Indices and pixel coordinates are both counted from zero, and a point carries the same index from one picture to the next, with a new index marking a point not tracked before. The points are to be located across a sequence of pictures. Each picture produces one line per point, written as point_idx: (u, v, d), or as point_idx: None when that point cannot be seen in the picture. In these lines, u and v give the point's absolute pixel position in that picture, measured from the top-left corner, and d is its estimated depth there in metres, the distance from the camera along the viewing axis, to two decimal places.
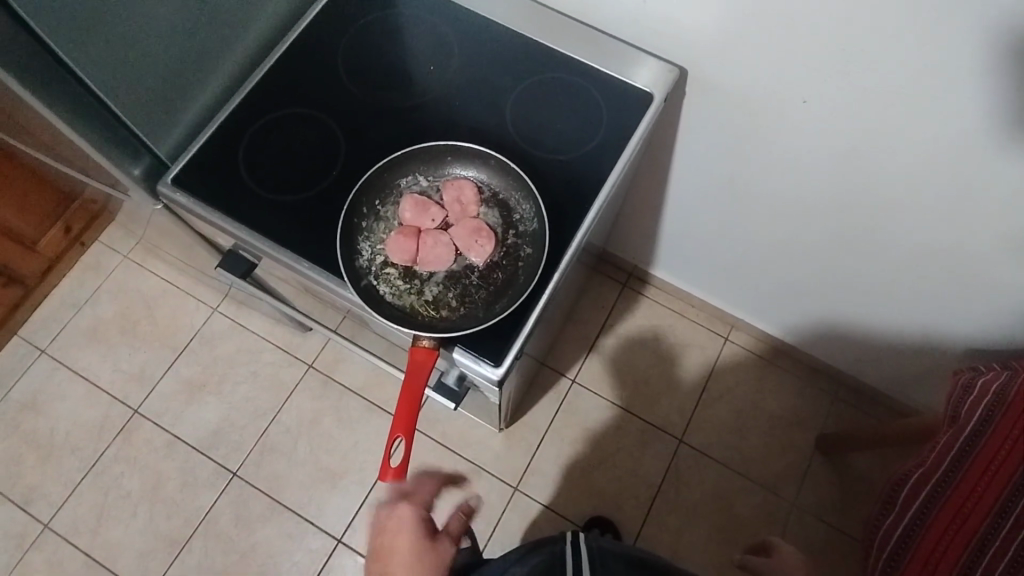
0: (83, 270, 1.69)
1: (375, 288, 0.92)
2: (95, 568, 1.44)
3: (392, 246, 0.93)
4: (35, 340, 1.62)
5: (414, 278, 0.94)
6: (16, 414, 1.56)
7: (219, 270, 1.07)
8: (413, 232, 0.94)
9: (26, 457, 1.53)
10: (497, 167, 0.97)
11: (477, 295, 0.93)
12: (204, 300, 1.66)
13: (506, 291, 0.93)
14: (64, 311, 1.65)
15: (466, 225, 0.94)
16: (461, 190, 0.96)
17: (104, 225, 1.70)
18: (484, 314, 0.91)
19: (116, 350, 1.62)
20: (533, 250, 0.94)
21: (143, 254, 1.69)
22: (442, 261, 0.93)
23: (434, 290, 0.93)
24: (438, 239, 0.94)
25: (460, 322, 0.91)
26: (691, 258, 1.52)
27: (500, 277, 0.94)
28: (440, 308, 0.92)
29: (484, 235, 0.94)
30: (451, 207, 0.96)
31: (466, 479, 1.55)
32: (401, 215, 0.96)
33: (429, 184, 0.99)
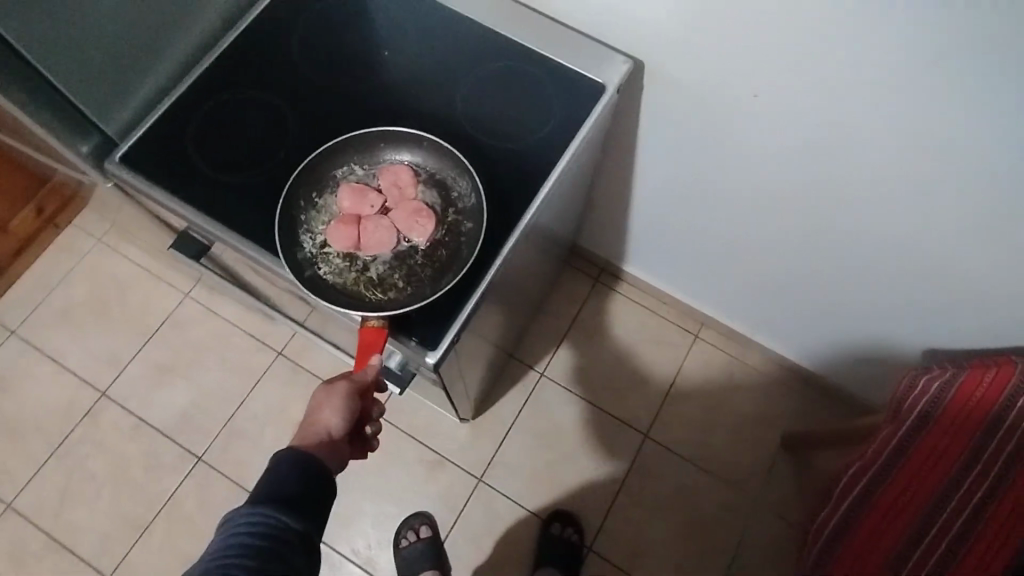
0: (55, 251, 1.68)
1: (316, 277, 0.89)
2: (59, 550, 1.45)
3: (331, 235, 0.90)
4: (4, 321, 1.62)
5: (357, 265, 0.90)
6: None
7: (174, 252, 1.03)
8: (352, 220, 0.91)
9: None
10: (432, 149, 0.95)
11: (422, 274, 0.90)
12: (176, 285, 1.66)
13: (450, 266, 0.90)
14: (33, 292, 1.65)
15: (406, 207, 0.92)
16: (397, 175, 0.94)
17: (78, 210, 1.70)
18: (429, 292, 0.89)
19: (85, 332, 1.62)
20: (474, 224, 0.92)
21: (115, 237, 1.68)
22: (385, 244, 0.90)
23: (379, 272, 0.90)
24: (379, 223, 0.91)
25: (406, 302, 0.88)
26: (661, 253, 1.51)
27: (444, 254, 0.91)
28: (384, 290, 0.89)
29: (426, 215, 0.91)
30: (390, 192, 0.93)
31: (431, 469, 1.55)
32: (338, 204, 0.92)
33: (363, 170, 0.95)
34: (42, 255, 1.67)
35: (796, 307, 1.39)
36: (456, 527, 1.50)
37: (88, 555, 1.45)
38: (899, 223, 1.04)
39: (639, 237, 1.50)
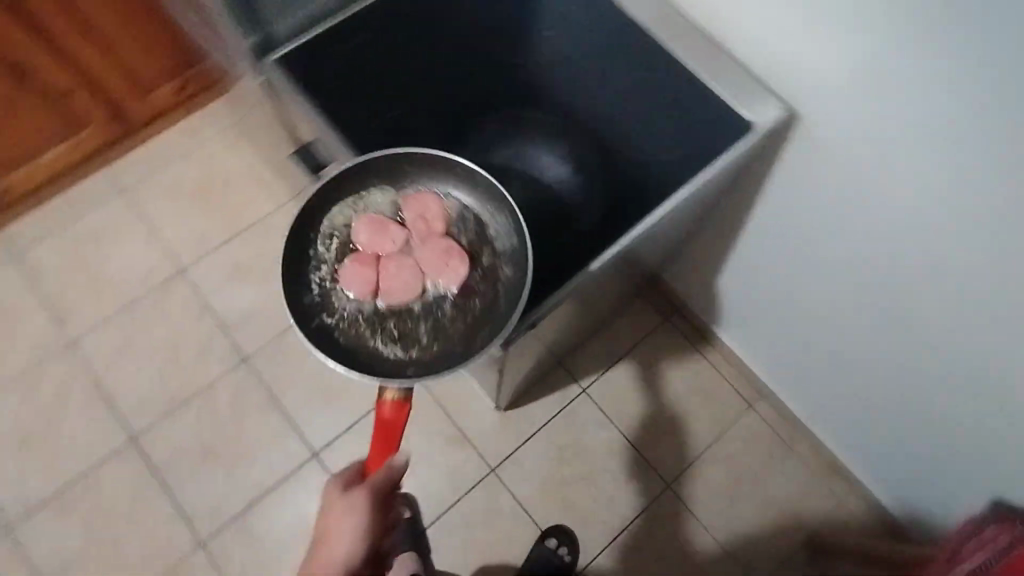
0: (181, 127, 1.78)
1: (331, 325, 0.92)
2: (100, 399, 1.55)
3: (349, 279, 0.93)
4: (119, 177, 1.73)
5: (379, 310, 0.93)
6: (81, 239, 1.68)
7: (292, 162, 1.07)
8: (371, 260, 0.94)
9: (76, 280, 1.64)
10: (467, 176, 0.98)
11: (451, 325, 0.94)
12: (276, 193, 1.73)
13: (484, 317, 0.94)
14: (151, 160, 1.75)
15: (432, 244, 0.95)
16: (424, 205, 0.98)
17: (215, 98, 1.80)
18: (458, 348, 0.93)
19: (185, 210, 1.71)
20: (512, 271, 0.96)
21: (237, 133, 1.78)
22: (407, 286, 0.93)
23: (396, 323, 0.93)
24: (401, 263, 0.94)
25: (430, 358, 0.93)
26: (746, 317, 1.46)
27: (477, 305, 0.95)
28: (403, 344, 0.93)
29: (456, 255, 0.95)
30: (415, 228, 0.96)
31: (450, 443, 1.55)
32: (356, 236, 0.95)
33: (386, 195, 0.98)
34: (172, 126, 1.77)
35: (865, 411, 1.32)
36: (456, 508, 1.50)
37: (122, 413, 1.53)
38: (1011, 366, 0.95)
39: (727, 291, 1.44)
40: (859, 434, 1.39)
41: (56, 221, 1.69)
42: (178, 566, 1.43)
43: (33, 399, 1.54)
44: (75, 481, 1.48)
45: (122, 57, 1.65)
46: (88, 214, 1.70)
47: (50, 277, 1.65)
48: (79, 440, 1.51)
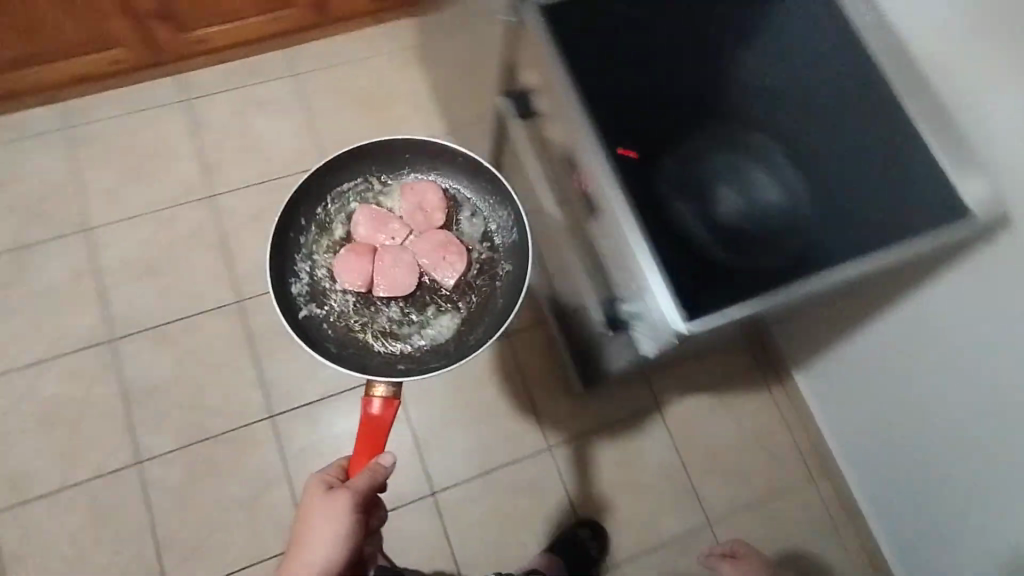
0: (366, 33, 1.85)
1: (323, 317, 1.14)
2: (221, 254, 1.64)
3: (344, 270, 1.15)
4: (297, 60, 1.81)
5: (371, 301, 1.17)
6: (248, 105, 1.77)
7: (502, 100, 1.09)
8: (368, 254, 1.17)
9: (232, 140, 1.74)
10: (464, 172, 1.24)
11: (441, 314, 1.18)
12: (432, 124, 1.82)
13: (481, 309, 1.19)
14: (330, 54, 1.83)
15: (426, 237, 1.20)
16: (421, 197, 1.21)
17: (404, 16, 1.86)
18: (451, 337, 1.16)
19: (347, 111, 1.80)
20: (510, 267, 1.21)
21: (414, 57, 1.85)
22: (404, 275, 1.17)
23: (387, 311, 1.18)
24: (397, 255, 1.18)
25: (421, 345, 1.16)
26: (865, 406, 1.41)
27: (473, 299, 1.20)
28: (393, 334, 1.17)
29: (452, 250, 1.19)
30: (410, 221, 1.21)
31: (518, 409, 1.59)
32: (354, 229, 1.19)
33: (380, 190, 1.23)
34: (359, 30, 1.85)
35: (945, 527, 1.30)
36: (505, 468, 1.55)
37: (237, 274, 1.62)
38: None
39: (857, 377, 1.40)
40: (950, 566, 1.32)
41: (231, 80, 1.77)
42: (243, 427, 1.51)
43: (163, 233, 1.63)
44: (178, 318, 1.57)
45: None
46: (261, 84, 1.79)
47: (210, 129, 1.74)
48: (193, 283, 1.60)
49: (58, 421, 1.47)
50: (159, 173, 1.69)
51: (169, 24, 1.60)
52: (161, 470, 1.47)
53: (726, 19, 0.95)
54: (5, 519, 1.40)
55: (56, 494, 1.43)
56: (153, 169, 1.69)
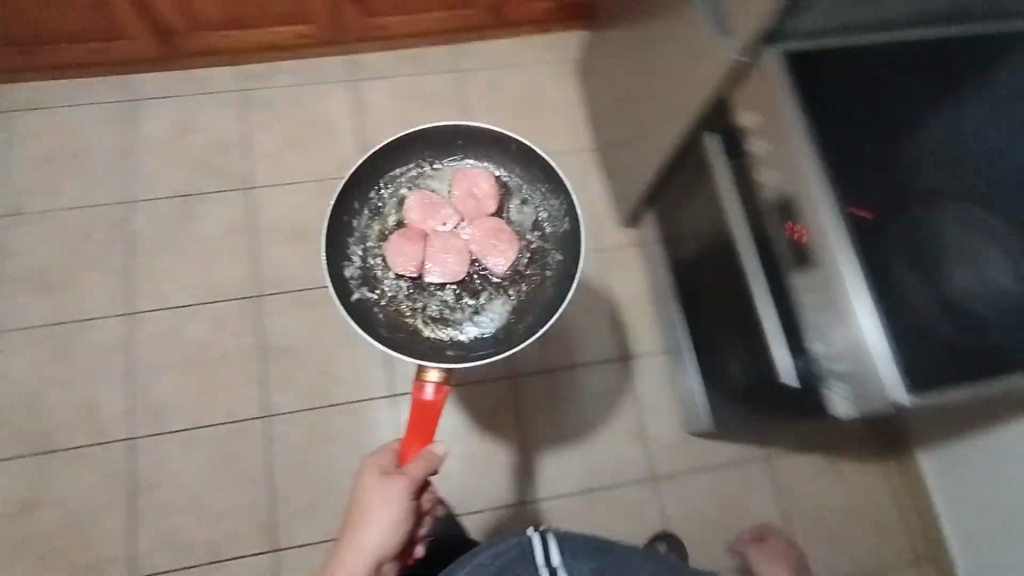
0: (529, 40, 1.89)
1: (373, 303, 1.12)
2: None
3: (396, 254, 1.11)
4: (461, 57, 1.87)
5: (420, 287, 1.14)
6: (410, 93, 1.83)
7: (708, 137, 1.09)
8: (419, 238, 1.13)
9: (390, 125, 1.80)
10: (517, 156, 1.18)
11: (492, 303, 1.14)
12: (579, 137, 1.85)
13: (532, 301, 1.14)
14: (493, 56, 1.88)
15: (479, 224, 1.15)
16: (473, 181, 1.16)
17: (569, 28, 1.90)
18: (500, 329, 1.13)
19: (500, 113, 1.84)
20: (562, 256, 1.15)
21: (572, 70, 1.89)
22: (456, 263, 1.13)
23: (437, 297, 1.14)
24: (447, 241, 1.14)
25: (471, 336, 1.12)
26: (997, 509, 1.35)
27: (524, 288, 1.15)
28: (443, 322, 1.13)
29: (503, 237, 1.14)
30: (460, 206, 1.16)
31: (628, 433, 1.61)
32: (405, 213, 1.15)
33: (430, 173, 1.19)
34: (525, 36, 1.89)
35: None
36: (607, 489, 1.56)
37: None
38: None
39: (994, 480, 1.34)
40: None
41: (397, 68, 1.84)
42: (364, 401, 1.55)
43: (316, 203, 1.70)
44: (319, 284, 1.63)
45: None
46: (425, 76, 1.84)
47: (371, 111, 1.80)
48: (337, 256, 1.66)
49: (198, 363, 1.54)
50: (319, 144, 1.75)
51: (359, 3, 1.64)
52: (284, 429, 1.52)
53: (961, 96, 0.94)
54: (139, 447, 1.47)
55: (187, 432, 1.49)
56: (313, 140, 1.76)
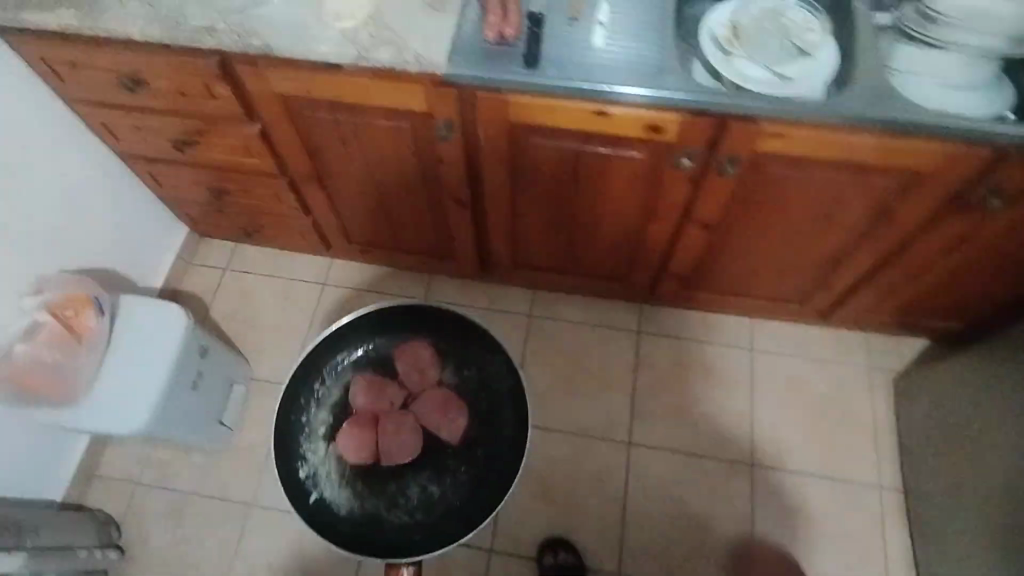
0: (839, 337, 1.69)
1: (342, 486, 1.40)
2: (616, 509, 1.55)
3: (353, 446, 1.40)
4: (758, 338, 1.70)
5: (375, 471, 1.42)
6: (694, 362, 1.68)
7: None
8: (370, 419, 1.42)
9: (664, 390, 1.66)
10: (448, 330, 1.42)
11: (446, 477, 1.39)
12: (882, 467, 1.57)
13: (488, 469, 1.36)
14: (794, 345, 1.69)
15: (423, 396, 1.42)
16: (416, 354, 1.41)
17: (890, 336, 1.67)
18: (440, 497, 1.37)
19: (792, 412, 1.63)
20: (510, 413, 1.38)
21: (885, 385, 1.64)
22: (407, 442, 1.40)
23: (392, 477, 1.40)
24: (401, 419, 1.41)
25: (420, 505, 1.37)
26: None
27: (478, 454, 1.38)
28: (402, 504, 1.37)
29: (452, 407, 1.39)
30: (406, 385, 1.44)
31: None
32: (355, 398, 1.43)
33: (370, 355, 1.45)
34: (834, 331, 1.69)
35: None
36: None
37: (625, 543, 1.52)
38: None
39: None
40: None
41: (688, 330, 1.72)
42: None
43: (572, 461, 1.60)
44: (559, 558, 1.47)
45: (893, 302, 1.46)
46: (714, 348, 1.70)
47: (649, 371, 1.68)
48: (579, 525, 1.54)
49: None
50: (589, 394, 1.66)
51: (682, 282, 1.54)
52: None
53: None
54: None
55: None
56: (583, 387, 1.67)
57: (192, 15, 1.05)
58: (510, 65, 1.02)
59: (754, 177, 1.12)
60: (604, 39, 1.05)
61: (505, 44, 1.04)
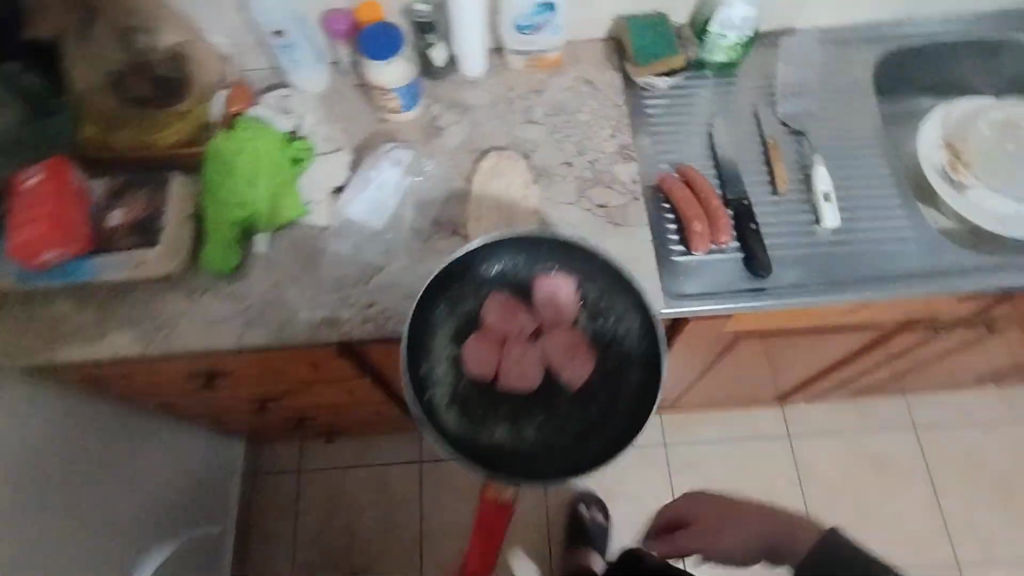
0: (1000, 395, 1.50)
1: (434, 401, 0.59)
2: None
3: (469, 359, 0.61)
4: (918, 414, 1.50)
5: (485, 401, 0.60)
6: (865, 459, 1.46)
7: None
8: (493, 340, 0.62)
9: (845, 501, 1.43)
10: (611, 269, 0.64)
11: (555, 411, 0.61)
12: None
13: (603, 434, 0.59)
14: (957, 414, 1.49)
15: (562, 333, 0.63)
16: (555, 292, 0.65)
17: None
18: (544, 429, 0.60)
19: (980, 494, 1.42)
20: (645, 379, 0.60)
21: None
22: (529, 384, 0.61)
23: (489, 406, 0.60)
24: (527, 350, 0.62)
25: (522, 426, 0.60)
26: None
27: (595, 411, 0.60)
28: (505, 415, 0.60)
29: (587, 358, 0.62)
30: (542, 308, 0.64)
31: None
32: (477, 311, 0.64)
33: (511, 270, 0.65)
34: (993, 390, 1.51)
35: None
36: None
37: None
38: None
39: None
40: None
41: (843, 421, 1.49)
42: None
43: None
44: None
45: None
46: (878, 437, 1.48)
47: (816, 483, 1.44)
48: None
49: None
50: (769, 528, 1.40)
51: (850, 389, 1.32)
52: None
53: None
54: None
55: None
56: None
57: (301, 304, 0.77)
58: (732, 280, 0.79)
59: (1010, 323, 0.92)
60: (835, 209, 0.81)
61: (717, 252, 0.80)
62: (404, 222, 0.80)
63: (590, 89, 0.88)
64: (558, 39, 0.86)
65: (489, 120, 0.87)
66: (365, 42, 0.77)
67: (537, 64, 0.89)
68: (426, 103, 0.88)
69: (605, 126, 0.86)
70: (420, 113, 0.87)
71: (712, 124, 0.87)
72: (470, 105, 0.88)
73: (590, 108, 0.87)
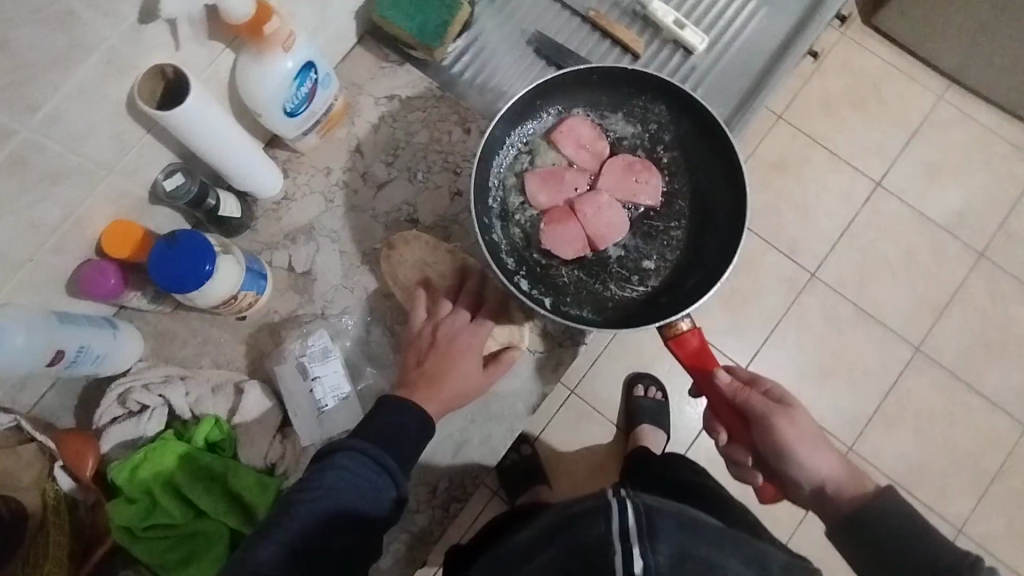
0: None
1: (562, 302, 0.65)
2: None
3: (559, 242, 0.65)
4: None
5: (599, 267, 0.67)
6: (766, 163, 1.10)
7: None
8: (564, 212, 0.66)
9: (783, 210, 1.09)
10: (608, 84, 0.68)
11: (653, 230, 0.68)
12: None
13: (705, 223, 0.67)
14: None
15: (609, 167, 0.68)
16: (576, 131, 0.68)
17: None
18: (659, 252, 0.67)
19: None
20: (698, 158, 0.68)
21: None
22: (621, 227, 0.67)
23: (602, 268, 0.67)
24: (599, 203, 0.67)
25: (641, 261, 0.67)
26: None
27: (686, 206, 0.68)
28: (625, 267, 0.67)
29: (641, 167, 0.67)
30: (577, 157, 0.68)
31: None
32: (530, 201, 0.67)
33: (526, 147, 0.69)
34: None
35: None
36: None
37: (940, 364, 1.05)
38: None
39: None
40: None
41: None
42: None
43: (803, 377, 1.05)
44: (920, 439, 1.03)
45: None
46: None
47: None
48: (864, 424, 1.03)
49: None
50: (745, 299, 1.06)
51: None
52: None
53: None
54: None
55: None
56: None
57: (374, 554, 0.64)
58: None
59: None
60: (695, 30, 0.75)
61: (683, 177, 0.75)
62: (383, 391, 0.66)
63: (401, 102, 0.72)
64: (333, 87, 0.65)
65: (343, 219, 0.70)
66: (170, 281, 0.56)
67: (329, 125, 0.70)
68: (267, 261, 0.68)
69: (451, 126, 0.72)
70: (274, 277, 0.68)
71: (529, 37, 0.75)
72: (311, 221, 0.69)
73: (420, 121, 0.72)
